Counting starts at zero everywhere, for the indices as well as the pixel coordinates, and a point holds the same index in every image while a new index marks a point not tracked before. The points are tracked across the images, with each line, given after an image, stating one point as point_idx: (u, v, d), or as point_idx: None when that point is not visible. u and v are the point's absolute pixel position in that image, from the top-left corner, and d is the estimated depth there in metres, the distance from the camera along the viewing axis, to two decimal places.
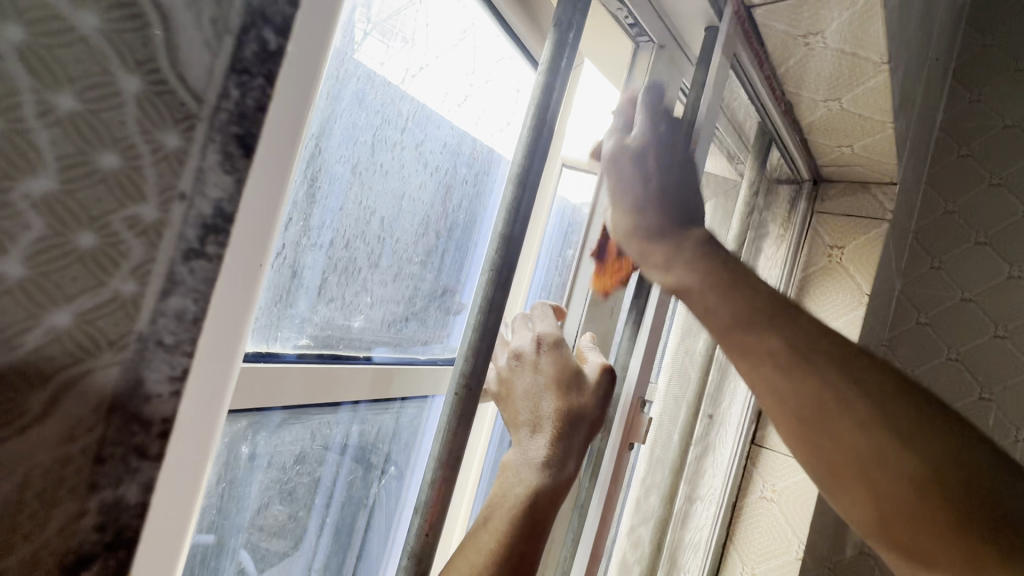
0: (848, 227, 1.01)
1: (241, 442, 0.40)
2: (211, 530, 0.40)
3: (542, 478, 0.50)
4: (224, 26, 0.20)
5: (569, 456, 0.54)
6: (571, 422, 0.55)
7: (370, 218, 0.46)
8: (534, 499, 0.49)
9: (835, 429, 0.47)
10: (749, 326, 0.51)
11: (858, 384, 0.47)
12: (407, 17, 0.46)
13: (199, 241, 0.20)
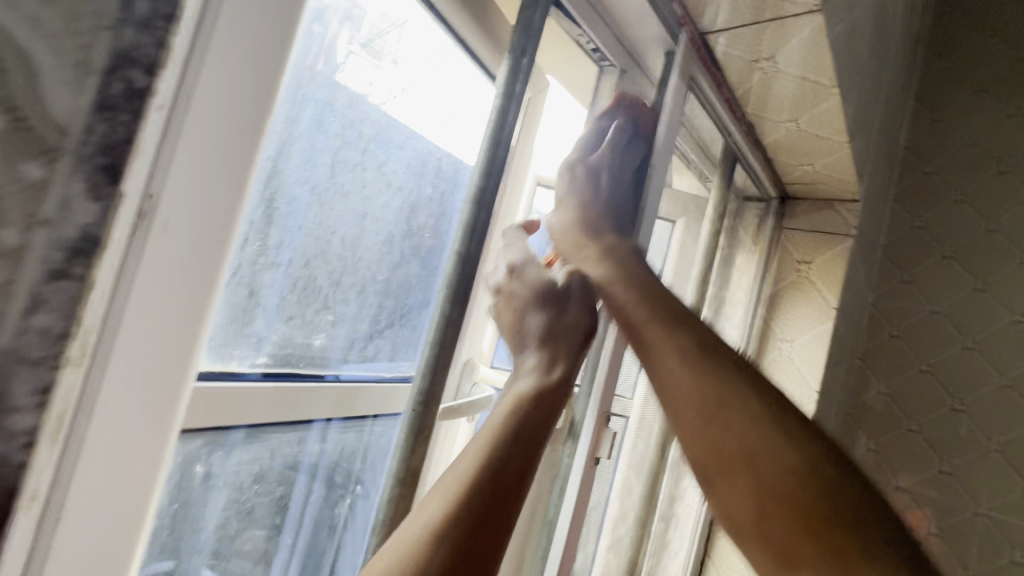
0: (815, 242, 1.04)
1: (196, 462, 0.40)
2: (165, 553, 0.40)
3: (529, 388, 0.49)
4: (88, 68, 0.23)
5: (557, 359, 0.53)
6: (552, 330, 0.55)
7: (330, 237, 0.46)
8: (505, 439, 0.42)
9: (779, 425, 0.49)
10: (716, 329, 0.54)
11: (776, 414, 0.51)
12: (390, 40, 0.49)
13: (64, 263, 0.23)
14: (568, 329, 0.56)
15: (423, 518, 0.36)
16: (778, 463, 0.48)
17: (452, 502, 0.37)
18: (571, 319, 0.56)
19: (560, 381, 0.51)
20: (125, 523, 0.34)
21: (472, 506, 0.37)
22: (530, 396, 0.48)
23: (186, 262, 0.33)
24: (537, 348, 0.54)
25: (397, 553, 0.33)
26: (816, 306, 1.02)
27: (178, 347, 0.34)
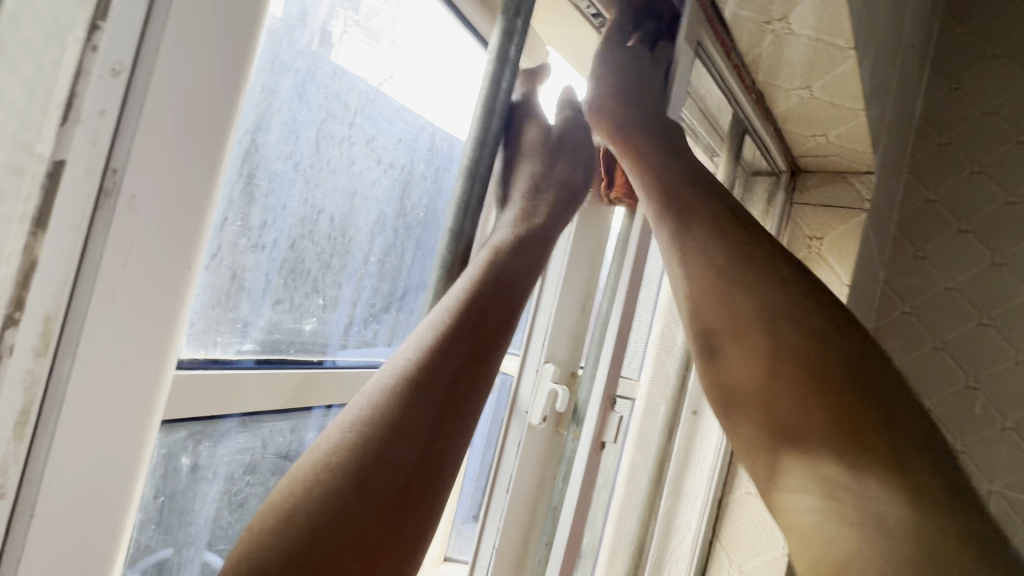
0: (826, 217, 1.01)
1: (181, 454, 0.38)
2: (155, 546, 0.38)
3: (507, 239, 0.47)
4: None
5: (539, 205, 0.51)
6: (543, 178, 0.52)
7: (318, 217, 0.44)
8: (458, 330, 0.39)
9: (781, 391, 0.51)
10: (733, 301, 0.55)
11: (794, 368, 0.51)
12: (383, 16, 0.49)
13: None
14: (558, 179, 0.53)
15: (353, 415, 0.34)
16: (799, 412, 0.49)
17: (385, 401, 0.35)
18: (560, 174, 0.53)
19: (541, 223, 0.50)
20: (101, 519, 0.32)
21: (407, 408, 0.35)
22: (507, 247, 0.46)
23: (161, 244, 0.31)
24: (524, 192, 0.51)
25: (323, 447, 0.33)
26: (826, 283, 0.99)
27: (153, 335, 0.32)
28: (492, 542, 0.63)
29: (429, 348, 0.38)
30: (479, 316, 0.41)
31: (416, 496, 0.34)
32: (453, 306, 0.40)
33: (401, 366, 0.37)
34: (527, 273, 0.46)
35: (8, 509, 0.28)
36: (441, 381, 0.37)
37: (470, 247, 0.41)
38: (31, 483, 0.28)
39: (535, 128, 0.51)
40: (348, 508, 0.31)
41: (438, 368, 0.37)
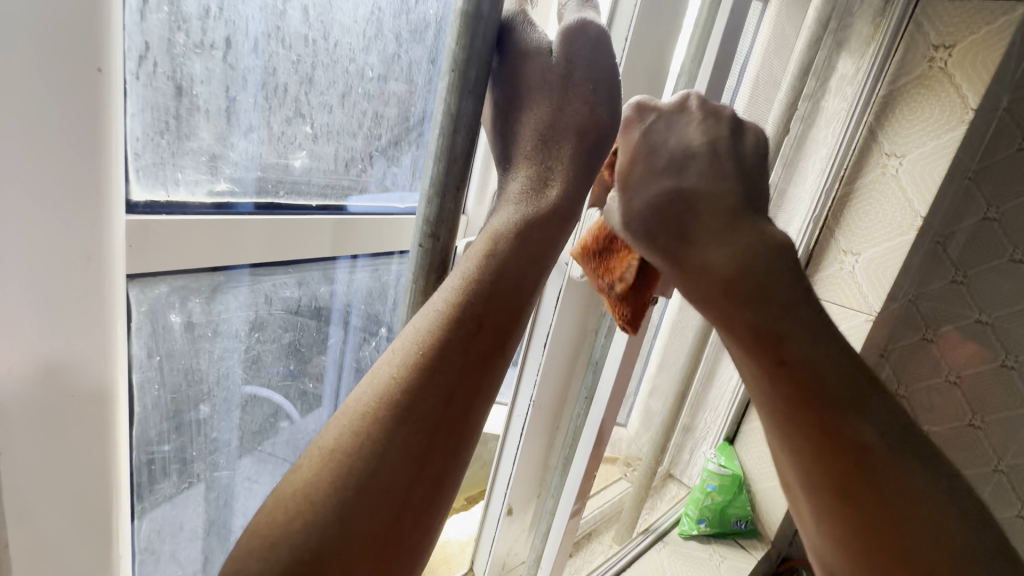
0: (965, 14, 0.75)
1: (169, 311, 0.33)
2: (166, 404, 0.36)
3: (508, 224, 0.35)
4: None
5: (550, 168, 0.38)
6: (553, 129, 0.38)
7: (284, 7, 0.32)
8: (450, 339, 0.31)
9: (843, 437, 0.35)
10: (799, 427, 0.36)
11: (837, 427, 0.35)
12: None
13: None
14: (574, 127, 0.39)
15: (326, 443, 0.28)
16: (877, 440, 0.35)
17: (365, 429, 0.28)
18: (575, 115, 0.39)
19: (551, 203, 0.37)
20: (84, 385, 0.28)
21: (394, 436, 0.28)
22: (506, 235, 0.35)
23: (45, 38, 0.22)
24: (528, 158, 0.38)
25: (296, 482, 0.26)
26: (944, 107, 0.77)
27: (80, 168, 0.25)
28: (529, 396, 0.62)
29: (418, 360, 0.30)
30: (480, 312, 0.32)
31: (414, 528, 0.28)
32: (447, 307, 0.31)
33: (384, 386, 0.29)
34: (540, 267, 0.36)
35: None
36: (438, 403, 0.29)
37: (489, 41, 0.29)
38: None
39: (534, 63, 0.38)
40: (331, 555, 0.25)
41: (431, 387, 0.29)
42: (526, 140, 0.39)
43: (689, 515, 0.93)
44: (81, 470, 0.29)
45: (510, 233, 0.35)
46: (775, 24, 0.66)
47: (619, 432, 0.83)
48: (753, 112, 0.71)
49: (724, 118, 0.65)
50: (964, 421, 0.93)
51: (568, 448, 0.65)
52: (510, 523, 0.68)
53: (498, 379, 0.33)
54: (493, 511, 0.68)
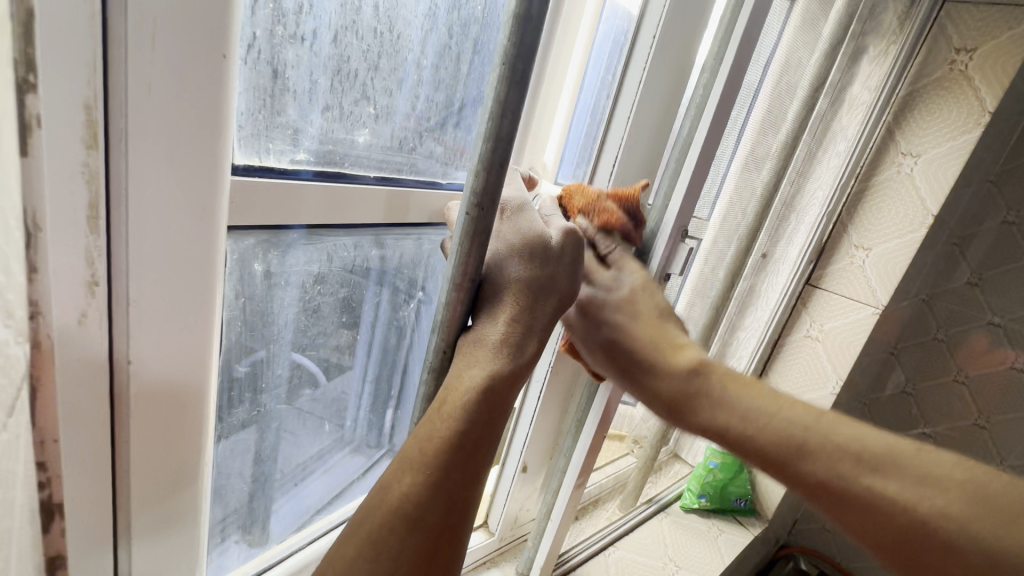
0: (988, 20, 0.77)
1: (253, 260, 0.40)
2: (242, 342, 0.42)
3: (501, 342, 0.41)
4: None
5: (535, 318, 0.43)
6: (540, 289, 0.44)
7: (360, 4, 0.38)
8: (452, 456, 0.37)
9: (754, 406, 0.49)
10: (713, 409, 0.50)
11: (725, 398, 0.50)
12: None
13: None
14: (551, 292, 0.45)
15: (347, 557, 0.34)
16: (749, 407, 0.49)
17: (381, 541, 0.34)
18: (558, 284, 0.45)
19: (523, 363, 0.42)
20: (192, 317, 0.34)
21: (404, 547, 0.34)
22: (498, 350, 0.41)
23: (187, 31, 0.28)
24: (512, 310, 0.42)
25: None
26: (961, 110, 0.80)
27: (204, 137, 0.30)
28: (547, 365, 0.67)
29: (422, 482, 0.36)
30: (473, 435, 0.38)
31: None
32: (451, 429, 0.37)
33: (395, 502, 0.35)
34: (515, 389, 0.42)
35: (105, 296, 0.30)
36: (440, 513, 0.36)
37: (536, 40, 0.34)
38: (121, 277, 0.30)
39: (533, 238, 0.44)
40: None
41: (435, 501, 0.36)
42: (510, 287, 0.43)
43: (691, 490, 0.98)
44: (184, 388, 0.36)
45: (504, 350, 0.41)
46: (800, 25, 0.69)
47: (627, 409, 0.87)
48: (773, 110, 0.75)
49: (744, 113, 0.69)
50: (970, 421, 0.96)
51: (580, 412, 0.69)
52: (523, 482, 0.74)
53: (485, 473, 0.40)
54: (508, 470, 0.74)
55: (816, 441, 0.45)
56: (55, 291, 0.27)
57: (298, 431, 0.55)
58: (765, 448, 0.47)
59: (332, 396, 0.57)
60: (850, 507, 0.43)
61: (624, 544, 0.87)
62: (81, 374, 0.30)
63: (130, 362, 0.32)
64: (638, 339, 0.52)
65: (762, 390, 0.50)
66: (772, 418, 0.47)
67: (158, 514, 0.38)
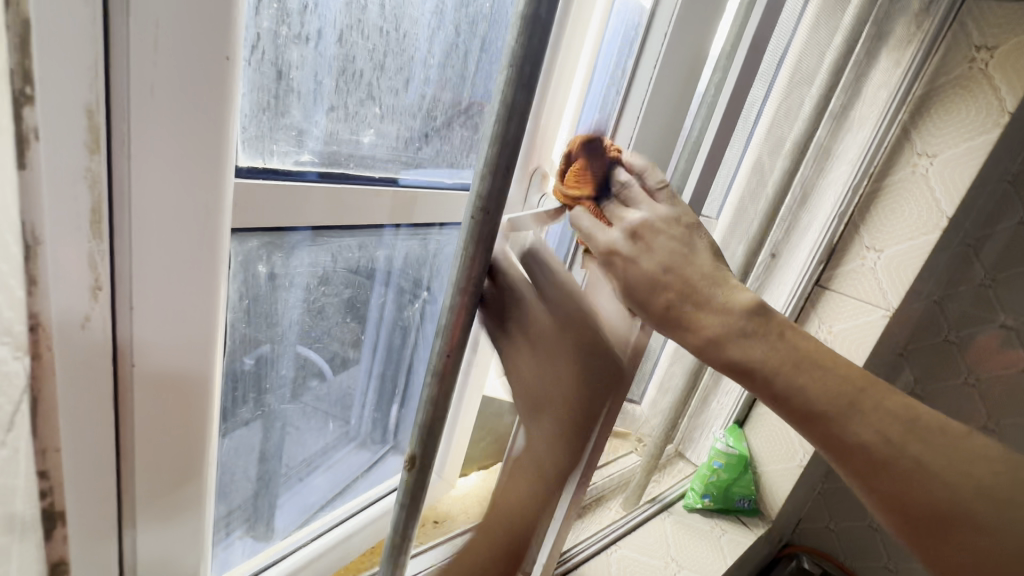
0: (1011, 17, 0.75)
1: (258, 262, 0.39)
2: (246, 343, 0.42)
3: None
4: None
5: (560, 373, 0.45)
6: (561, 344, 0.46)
7: (366, 3, 0.38)
8: None
9: (855, 433, 0.43)
10: (820, 429, 0.44)
11: (843, 406, 0.43)
12: None
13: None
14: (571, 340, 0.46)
15: None
16: (869, 425, 0.43)
17: None
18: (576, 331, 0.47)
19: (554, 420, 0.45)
20: (195, 320, 0.34)
21: None
22: None
23: (190, 32, 0.27)
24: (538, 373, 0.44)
25: None
26: (979, 109, 0.78)
27: (207, 139, 0.30)
28: None
29: None
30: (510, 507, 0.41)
31: None
32: None
33: None
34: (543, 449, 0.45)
35: (108, 301, 0.29)
36: None
37: (545, 41, 0.33)
38: (125, 282, 0.30)
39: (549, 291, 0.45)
40: None
41: None
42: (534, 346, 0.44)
43: (694, 489, 0.98)
44: (187, 390, 0.36)
45: None
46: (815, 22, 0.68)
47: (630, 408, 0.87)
48: (786, 108, 0.73)
49: (756, 110, 0.68)
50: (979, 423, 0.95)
51: None
52: None
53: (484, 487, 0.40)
54: None
55: (931, 477, 0.42)
56: (58, 298, 0.27)
57: (302, 425, 0.55)
58: (871, 473, 0.43)
59: (334, 394, 0.57)
60: (946, 537, 0.42)
61: (626, 542, 0.87)
62: (85, 379, 0.30)
63: (134, 365, 0.32)
64: (737, 339, 0.44)
65: (885, 410, 0.43)
66: (895, 439, 0.42)
67: (164, 512, 0.38)
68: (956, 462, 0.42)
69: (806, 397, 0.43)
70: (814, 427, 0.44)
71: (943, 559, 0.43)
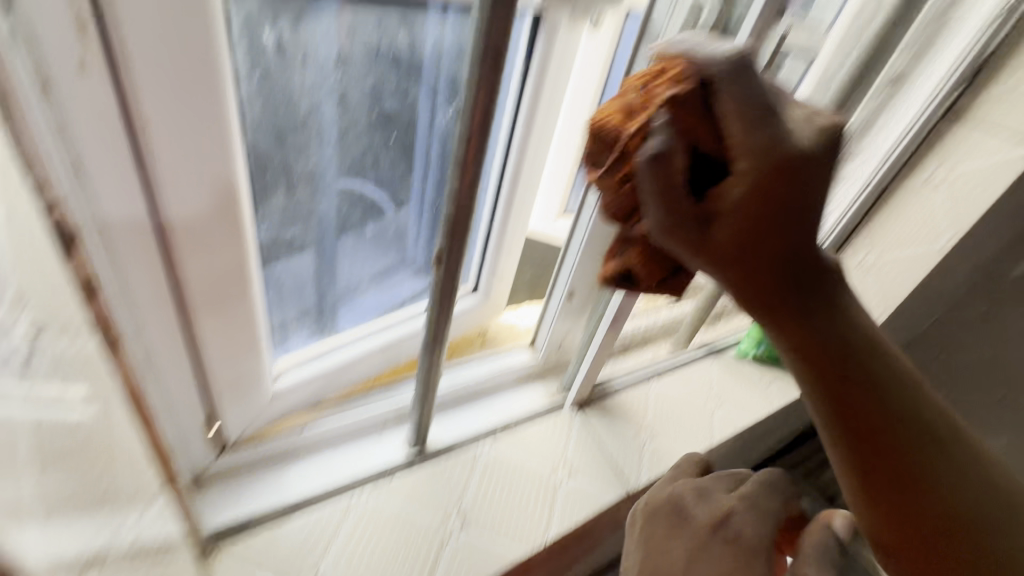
0: None
1: (262, 24, 0.37)
2: (265, 125, 0.41)
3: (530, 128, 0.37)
4: None
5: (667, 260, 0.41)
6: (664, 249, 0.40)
7: None
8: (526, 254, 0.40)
9: (831, 340, 0.40)
10: (800, 336, 0.40)
11: (821, 303, 0.40)
12: None
13: None
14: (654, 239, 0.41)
15: None
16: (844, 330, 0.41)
17: None
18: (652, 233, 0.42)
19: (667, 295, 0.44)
20: (196, 81, 0.34)
21: None
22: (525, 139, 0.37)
23: None
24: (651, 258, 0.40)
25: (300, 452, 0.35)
26: None
27: None
28: (601, 188, 0.62)
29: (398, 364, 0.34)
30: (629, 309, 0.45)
31: None
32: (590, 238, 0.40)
33: None
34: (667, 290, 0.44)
35: (98, 45, 0.29)
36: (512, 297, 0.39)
37: None
38: (110, 23, 0.29)
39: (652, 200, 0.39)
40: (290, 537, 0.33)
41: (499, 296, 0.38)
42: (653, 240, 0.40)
43: (749, 337, 0.95)
44: (208, 159, 0.37)
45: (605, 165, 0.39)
46: None
47: None
48: None
49: None
50: None
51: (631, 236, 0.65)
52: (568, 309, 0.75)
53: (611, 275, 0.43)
54: (555, 296, 0.75)
55: (910, 475, 0.44)
56: (43, 33, 0.27)
57: (361, 247, 0.60)
58: (830, 386, 0.42)
59: (391, 228, 0.61)
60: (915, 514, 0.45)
61: (664, 380, 0.85)
62: (101, 132, 0.31)
63: (144, 122, 0.33)
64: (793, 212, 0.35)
65: (863, 337, 0.42)
66: (856, 353, 0.41)
67: (213, 279, 0.43)
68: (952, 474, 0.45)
69: (905, 470, 0.44)
70: (845, 386, 0.42)
71: (902, 534, 0.46)
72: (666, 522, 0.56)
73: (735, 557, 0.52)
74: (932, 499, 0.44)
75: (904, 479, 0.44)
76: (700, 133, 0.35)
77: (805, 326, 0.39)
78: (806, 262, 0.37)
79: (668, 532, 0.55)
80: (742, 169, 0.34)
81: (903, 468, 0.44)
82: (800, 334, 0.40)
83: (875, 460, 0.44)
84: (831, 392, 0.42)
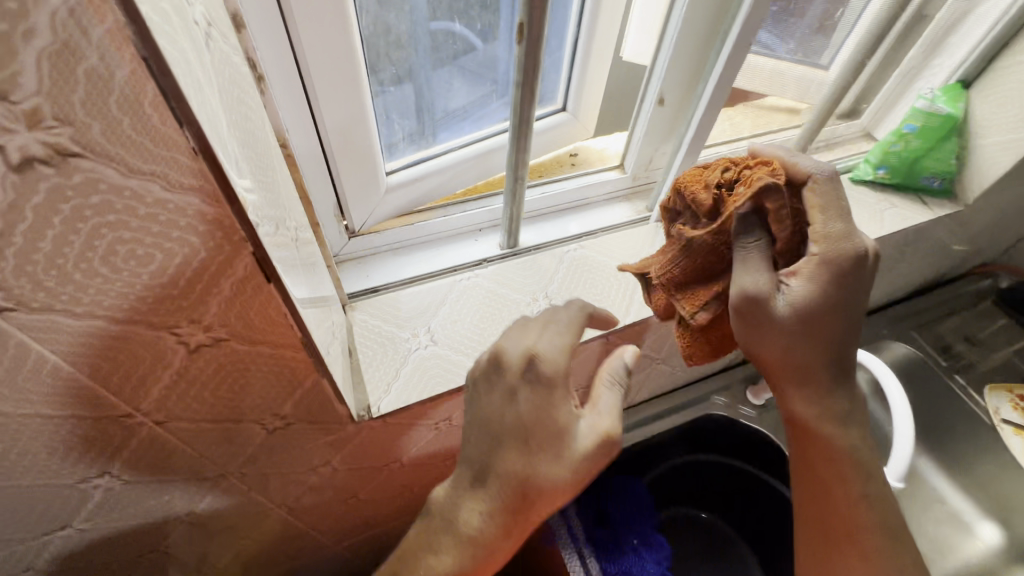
0: None
1: None
2: None
3: None
4: None
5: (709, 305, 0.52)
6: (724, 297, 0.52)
7: None
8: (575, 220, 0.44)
9: (812, 400, 0.57)
10: (791, 379, 0.56)
11: (828, 320, 0.50)
12: None
13: None
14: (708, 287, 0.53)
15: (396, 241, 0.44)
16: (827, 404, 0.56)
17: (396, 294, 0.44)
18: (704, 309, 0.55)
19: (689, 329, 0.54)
20: None
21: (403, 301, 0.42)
22: None
23: None
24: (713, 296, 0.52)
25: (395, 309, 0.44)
26: None
27: None
28: None
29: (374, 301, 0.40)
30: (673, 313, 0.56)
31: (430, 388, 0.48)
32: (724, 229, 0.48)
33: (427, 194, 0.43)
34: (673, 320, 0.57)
35: None
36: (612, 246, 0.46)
37: None
38: None
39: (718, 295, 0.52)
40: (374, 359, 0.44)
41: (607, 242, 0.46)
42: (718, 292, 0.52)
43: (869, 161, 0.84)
44: None
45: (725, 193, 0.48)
46: None
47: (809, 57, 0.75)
48: None
49: None
50: None
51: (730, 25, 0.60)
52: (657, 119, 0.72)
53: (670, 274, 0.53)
54: (644, 111, 0.72)
55: (843, 493, 0.61)
56: None
57: (453, 76, 0.62)
58: (803, 431, 0.60)
59: (479, 61, 0.62)
60: (833, 518, 0.62)
61: None
62: None
63: None
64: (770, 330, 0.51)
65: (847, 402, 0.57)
66: (832, 410, 0.57)
67: (329, 75, 0.50)
68: (861, 504, 0.61)
69: (835, 499, 0.62)
70: (817, 386, 0.55)
71: (822, 526, 0.63)
72: (486, 379, 0.51)
73: (534, 405, 0.48)
74: (848, 530, 0.62)
75: (832, 493, 0.61)
76: (774, 223, 0.48)
77: (809, 328, 0.51)
78: (790, 363, 0.54)
79: (489, 389, 0.50)
80: (801, 268, 0.49)
81: (839, 498, 0.61)
82: (792, 372, 0.55)
83: (816, 470, 0.61)
84: (805, 428, 0.59)
